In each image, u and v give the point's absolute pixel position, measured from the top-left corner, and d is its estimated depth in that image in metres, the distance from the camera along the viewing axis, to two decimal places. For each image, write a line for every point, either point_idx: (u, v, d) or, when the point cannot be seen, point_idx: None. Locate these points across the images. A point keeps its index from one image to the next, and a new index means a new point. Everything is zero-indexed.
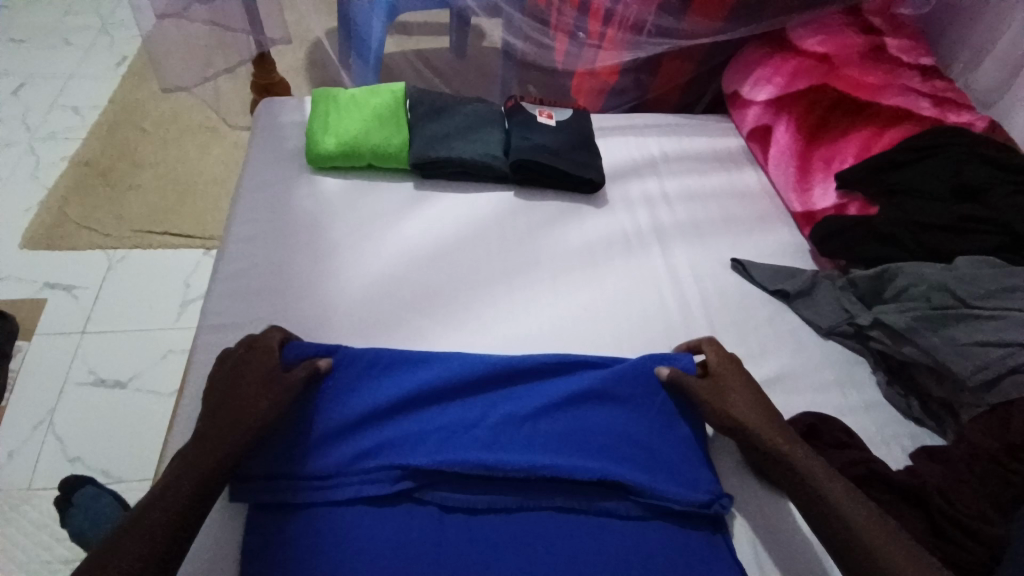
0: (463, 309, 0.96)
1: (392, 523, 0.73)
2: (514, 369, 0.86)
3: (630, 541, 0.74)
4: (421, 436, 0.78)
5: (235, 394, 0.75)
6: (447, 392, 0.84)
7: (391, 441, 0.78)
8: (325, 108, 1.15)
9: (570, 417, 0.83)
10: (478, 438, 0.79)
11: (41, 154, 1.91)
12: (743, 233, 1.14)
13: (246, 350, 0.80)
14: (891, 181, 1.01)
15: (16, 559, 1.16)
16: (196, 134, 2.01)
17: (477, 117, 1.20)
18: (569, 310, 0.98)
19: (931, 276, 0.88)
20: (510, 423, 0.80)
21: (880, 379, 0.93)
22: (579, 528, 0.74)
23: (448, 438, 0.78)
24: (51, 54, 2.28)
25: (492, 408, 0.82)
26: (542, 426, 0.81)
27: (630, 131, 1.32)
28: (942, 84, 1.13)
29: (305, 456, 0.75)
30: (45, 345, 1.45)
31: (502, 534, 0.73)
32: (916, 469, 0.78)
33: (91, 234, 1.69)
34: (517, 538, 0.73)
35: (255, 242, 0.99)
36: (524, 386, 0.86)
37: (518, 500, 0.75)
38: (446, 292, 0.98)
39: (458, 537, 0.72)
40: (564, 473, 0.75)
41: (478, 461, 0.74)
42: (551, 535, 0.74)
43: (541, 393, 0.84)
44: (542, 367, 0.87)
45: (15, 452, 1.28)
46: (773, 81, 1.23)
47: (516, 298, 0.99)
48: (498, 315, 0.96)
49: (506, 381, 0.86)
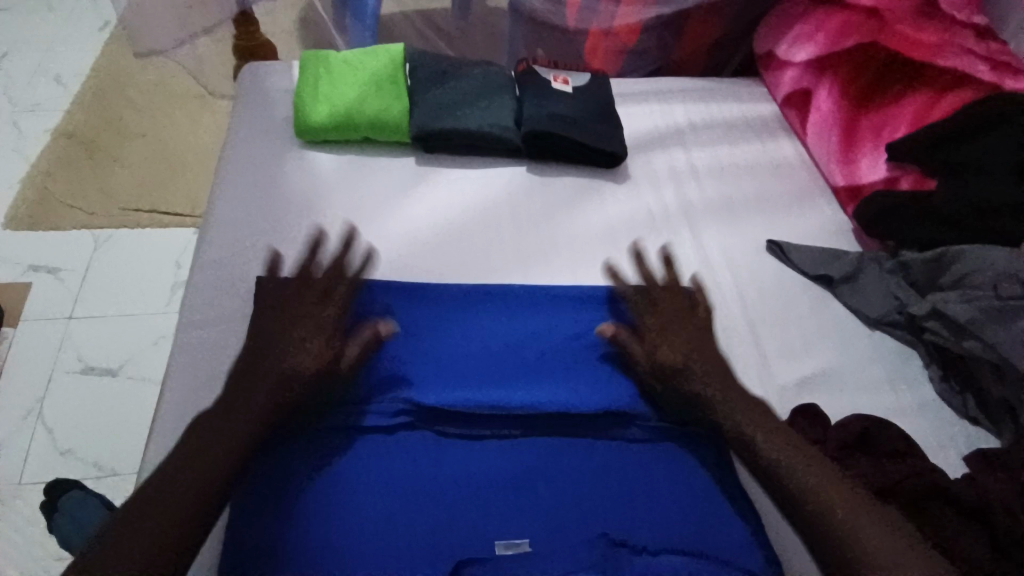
0: (477, 253, 0.92)
1: (388, 457, 0.68)
2: (519, 298, 0.84)
3: (638, 470, 0.70)
4: (420, 363, 0.76)
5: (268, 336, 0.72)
6: (447, 321, 0.81)
7: (394, 372, 0.74)
8: (314, 75, 1.04)
9: (576, 344, 0.80)
10: (480, 368, 0.76)
11: (21, 125, 1.80)
12: (780, 210, 1.04)
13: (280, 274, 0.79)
14: (950, 153, 0.89)
15: (6, 556, 1.11)
16: (185, 103, 1.89)
17: (485, 83, 1.08)
18: (586, 265, 0.92)
19: (998, 262, 0.78)
20: (514, 354, 0.78)
21: (933, 376, 0.84)
22: (585, 463, 0.70)
23: (447, 370, 0.75)
24: (29, 18, 2.15)
25: (495, 338, 0.80)
26: (544, 360, 0.78)
27: (653, 97, 1.20)
28: (1000, 45, 0.96)
29: None
30: (31, 330, 1.38)
31: (505, 472, 0.69)
32: (979, 479, 0.70)
33: (75, 211, 1.59)
34: (519, 472, 0.69)
35: (241, 225, 0.90)
36: (530, 312, 0.83)
37: (521, 429, 0.72)
38: (457, 236, 0.93)
39: (456, 469, 0.68)
40: (569, 407, 0.72)
41: (484, 399, 0.71)
42: (557, 471, 0.69)
43: (545, 325, 0.81)
44: (540, 296, 0.84)
45: (3, 444, 1.22)
46: (815, 40, 1.11)
47: (531, 254, 0.93)
48: (515, 261, 0.91)
49: (510, 309, 0.83)
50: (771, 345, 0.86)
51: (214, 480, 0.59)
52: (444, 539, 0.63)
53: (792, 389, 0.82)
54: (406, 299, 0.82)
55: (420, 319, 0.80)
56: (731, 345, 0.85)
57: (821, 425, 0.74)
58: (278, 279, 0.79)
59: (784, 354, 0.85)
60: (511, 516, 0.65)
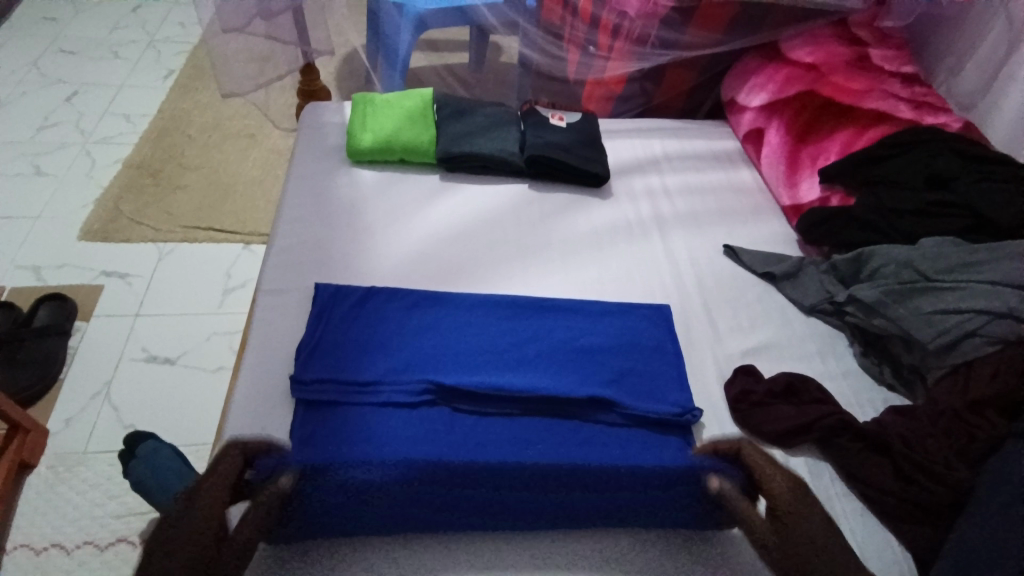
0: (488, 270, 1.10)
1: (413, 427, 0.87)
2: (523, 309, 1.03)
3: (614, 447, 0.88)
4: (442, 355, 0.95)
5: (326, 343, 0.94)
6: (463, 323, 1.00)
7: (420, 362, 0.93)
8: (361, 110, 1.30)
9: (569, 347, 0.98)
10: (489, 360, 0.95)
11: (95, 156, 2.09)
12: (737, 223, 1.26)
13: (326, 297, 0.99)
14: (868, 175, 1.12)
15: (71, 512, 1.27)
16: (237, 140, 2.18)
17: (496, 119, 1.34)
18: (578, 279, 1.11)
19: (900, 255, 0.98)
20: (516, 350, 0.97)
21: (856, 351, 1.02)
22: (569, 440, 0.88)
23: (463, 360, 0.94)
24: (103, 66, 2.49)
25: (501, 336, 0.99)
26: (542, 355, 0.97)
27: (634, 133, 1.45)
28: (922, 90, 1.24)
29: (356, 369, 0.91)
30: (100, 325, 1.59)
31: (506, 443, 0.86)
32: (883, 421, 0.88)
33: (142, 228, 1.85)
34: (520, 440, 0.87)
35: (300, 223, 1.13)
36: (533, 319, 1.02)
37: (521, 408, 0.90)
38: (469, 265, 1.10)
39: (467, 438, 0.86)
40: (559, 392, 0.90)
41: (491, 382, 0.90)
42: (545, 445, 0.87)
43: (543, 330, 1.00)
44: (542, 309, 1.03)
45: (72, 419, 1.41)
46: (766, 89, 1.36)
47: (530, 271, 1.11)
48: (518, 279, 1.09)
49: (515, 317, 1.02)
50: (723, 324, 1.06)
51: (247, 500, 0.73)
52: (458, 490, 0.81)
53: (738, 356, 1.01)
54: (428, 305, 1.01)
55: (440, 322, 0.99)
56: (689, 323, 1.06)
57: (755, 379, 0.95)
58: (332, 287, 1.01)
59: (734, 331, 1.05)
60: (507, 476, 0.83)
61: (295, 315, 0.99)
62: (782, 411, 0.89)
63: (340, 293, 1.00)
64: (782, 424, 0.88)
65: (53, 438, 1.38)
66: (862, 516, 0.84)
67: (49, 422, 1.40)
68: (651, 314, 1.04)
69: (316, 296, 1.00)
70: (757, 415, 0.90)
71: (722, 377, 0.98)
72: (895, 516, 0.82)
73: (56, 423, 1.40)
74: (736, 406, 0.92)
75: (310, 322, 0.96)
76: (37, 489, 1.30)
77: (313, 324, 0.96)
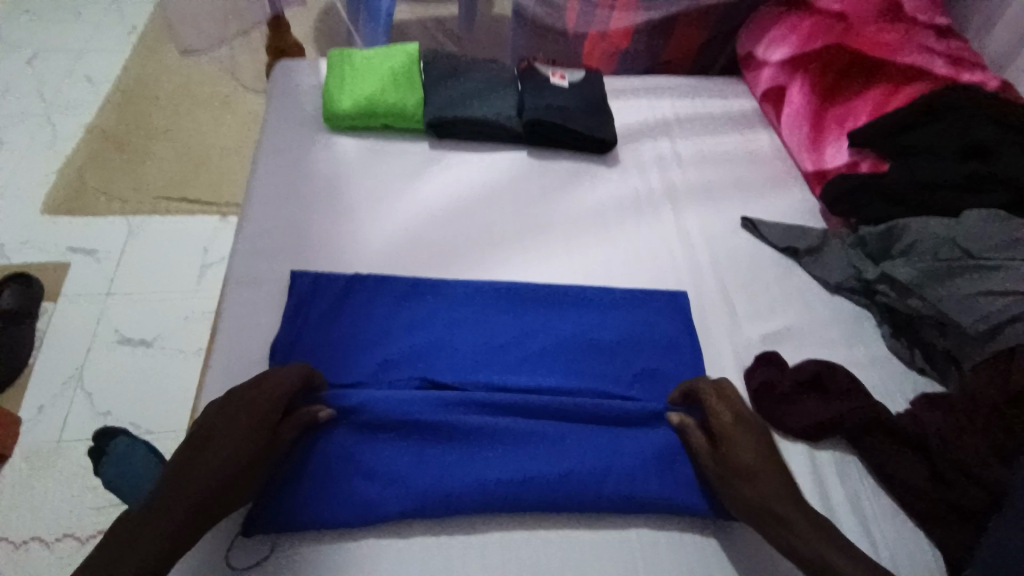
0: (488, 252, 1.00)
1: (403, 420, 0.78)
2: (526, 292, 0.94)
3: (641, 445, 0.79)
4: (437, 347, 0.86)
5: (304, 337, 0.85)
6: (459, 312, 0.90)
7: (409, 354, 0.84)
8: (340, 70, 1.16)
9: (580, 338, 0.89)
10: (487, 354, 0.86)
11: (57, 122, 1.92)
12: (755, 194, 1.16)
13: (302, 287, 0.89)
14: (902, 141, 1.01)
15: (47, 508, 1.17)
16: (210, 103, 2.02)
17: (491, 79, 1.21)
18: (588, 262, 1.01)
19: (938, 230, 0.90)
20: (521, 341, 0.88)
21: (885, 333, 0.95)
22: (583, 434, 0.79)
23: (459, 354, 0.86)
24: (62, 24, 2.28)
25: (501, 326, 0.90)
26: (547, 350, 0.88)
27: (642, 93, 1.32)
28: (958, 43, 1.12)
29: (339, 368, 0.82)
30: (70, 306, 1.47)
31: (510, 432, 0.78)
32: (919, 417, 0.80)
33: (110, 200, 1.71)
34: (523, 440, 0.77)
35: (277, 199, 1.02)
36: (538, 309, 0.92)
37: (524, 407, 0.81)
38: (465, 247, 1.01)
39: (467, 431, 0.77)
40: (566, 392, 0.83)
41: (488, 383, 0.83)
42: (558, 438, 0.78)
43: (550, 321, 0.91)
44: (547, 297, 0.94)
45: (44, 407, 1.30)
46: (788, 42, 1.24)
47: (531, 249, 1.02)
48: (519, 263, 1.00)
49: (518, 303, 0.93)
50: (740, 308, 0.98)
51: (221, 457, 0.65)
52: (452, 486, 0.72)
53: (758, 343, 0.94)
54: (419, 293, 0.92)
55: (431, 312, 0.90)
56: (704, 308, 0.97)
57: (779, 368, 0.87)
58: (312, 273, 0.91)
59: (753, 314, 0.97)
60: (508, 465, 0.74)
61: (271, 304, 0.90)
62: (810, 403, 0.83)
63: (317, 281, 0.90)
64: (808, 418, 0.81)
65: (26, 427, 1.27)
66: (894, 516, 0.79)
67: (20, 411, 1.29)
68: (669, 302, 0.95)
69: (293, 285, 0.89)
70: (781, 410, 0.83)
71: (741, 366, 0.91)
72: (927, 516, 0.76)
73: (28, 413, 1.28)
74: (757, 399, 0.85)
75: (288, 315, 0.86)
76: (10, 482, 1.20)
77: (292, 317, 0.86)
